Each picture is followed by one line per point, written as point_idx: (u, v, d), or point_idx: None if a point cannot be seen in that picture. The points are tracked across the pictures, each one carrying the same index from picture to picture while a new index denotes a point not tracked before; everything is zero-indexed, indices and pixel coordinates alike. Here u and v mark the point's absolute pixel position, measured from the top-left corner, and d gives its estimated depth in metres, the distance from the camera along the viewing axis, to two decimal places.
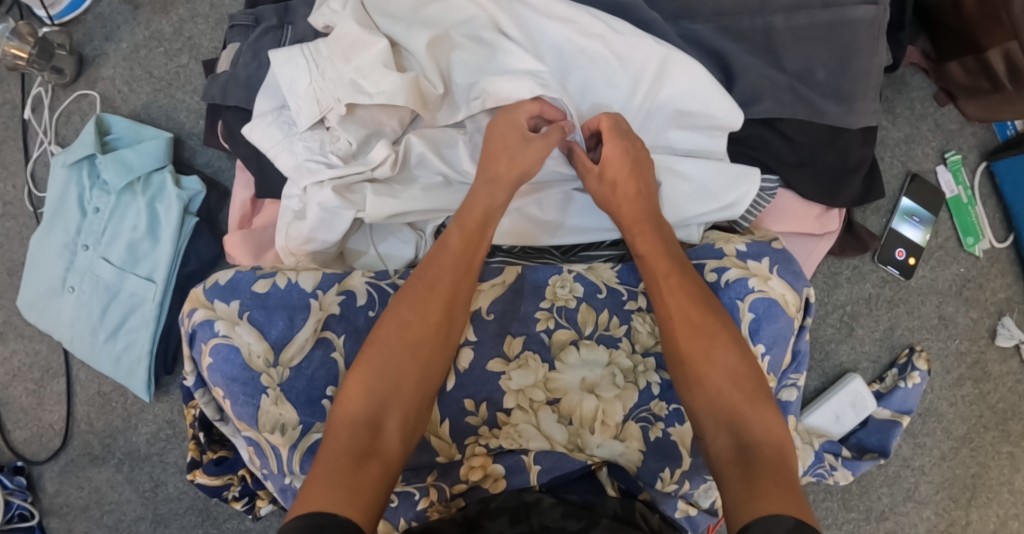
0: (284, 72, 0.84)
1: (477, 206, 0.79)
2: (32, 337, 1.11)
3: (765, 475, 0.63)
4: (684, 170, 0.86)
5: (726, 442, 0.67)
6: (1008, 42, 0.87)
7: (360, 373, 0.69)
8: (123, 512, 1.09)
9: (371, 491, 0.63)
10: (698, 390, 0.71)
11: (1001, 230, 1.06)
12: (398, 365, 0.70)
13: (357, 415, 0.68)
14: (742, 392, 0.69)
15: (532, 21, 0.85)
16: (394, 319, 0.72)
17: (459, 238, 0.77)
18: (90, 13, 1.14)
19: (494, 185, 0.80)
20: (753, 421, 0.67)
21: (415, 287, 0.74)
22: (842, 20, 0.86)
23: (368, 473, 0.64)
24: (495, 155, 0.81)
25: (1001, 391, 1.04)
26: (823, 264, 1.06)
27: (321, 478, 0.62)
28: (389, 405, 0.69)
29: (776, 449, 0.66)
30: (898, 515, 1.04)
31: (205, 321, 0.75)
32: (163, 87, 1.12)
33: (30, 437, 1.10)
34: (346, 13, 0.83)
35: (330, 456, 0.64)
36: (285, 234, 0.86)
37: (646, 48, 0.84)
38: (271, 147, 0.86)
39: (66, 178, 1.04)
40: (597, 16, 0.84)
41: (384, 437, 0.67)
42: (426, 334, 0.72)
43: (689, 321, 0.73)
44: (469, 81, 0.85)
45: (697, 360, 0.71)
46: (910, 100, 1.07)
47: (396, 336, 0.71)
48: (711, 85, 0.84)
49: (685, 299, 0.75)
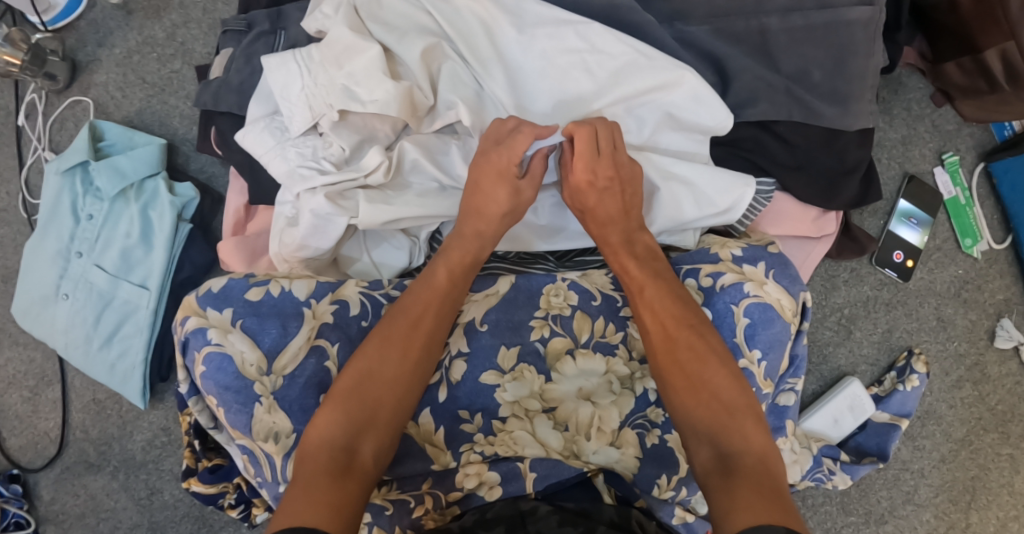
0: (276, 78, 0.83)
1: (461, 247, 0.81)
2: (27, 344, 1.11)
3: (747, 484, 0.62)
4: (680, 173, 0.85)
5: (709, 454, 0.67)
6: (1005, 42, 0.87)
7: (337, 404, 0.69)
8: (118, 520, 1.08)
9: (350, 510, 0.63)
10: (676, 405, 0.71)
11: (1000, 231, 1.05)
12: (377, 394, 0.70)
13: (332, 439, 0.67)
14: (724, 405, 0.69)
15: (518, 36, 0.84)
16: (370, 350, 0.72)
17: (444, 276, 0.78)
18: (83, 19, 1.13)
19: (479, 218, 0.81)
20: (735, 431, 0.67)
21: (396, 321, 0.74)
22: (838, 21, 0.85)
23: (346, 490, 0.64)
24: (470, 207, 0.81)
25: (1001, 392, 1.04)
26: (821, 266, 1.05)
27: (299, 499, 0.62)
28: (365, 430, 0.69)
29: (759, 457, 0.65)
30: (898, 518, 1.04)
31: (198, 329, 0.75)
32: (157, 93, 1.12)
33: (25, 445, 1.10)
34: (339, 18, 0.83)
35: (307, 477, 0.64)
36: (278, 241, 0.86)
37: (637, 56, 0.83)
38: (264, 153, 0.85)
39: (59, 185, 1.04)
40: (588, 23, 0.83)
41: (361, 460, 0.67)
42: (402, 371, 0.72)
43: (665, 333, 0.74)
44: (450, 92, 0.85)
45: (679, 370, 0.71)
46: (907, 101, 1.06)
47: (376, 371, 0.71)
48: (708, 94, 0.83)
49: (663, 315, 0.75)
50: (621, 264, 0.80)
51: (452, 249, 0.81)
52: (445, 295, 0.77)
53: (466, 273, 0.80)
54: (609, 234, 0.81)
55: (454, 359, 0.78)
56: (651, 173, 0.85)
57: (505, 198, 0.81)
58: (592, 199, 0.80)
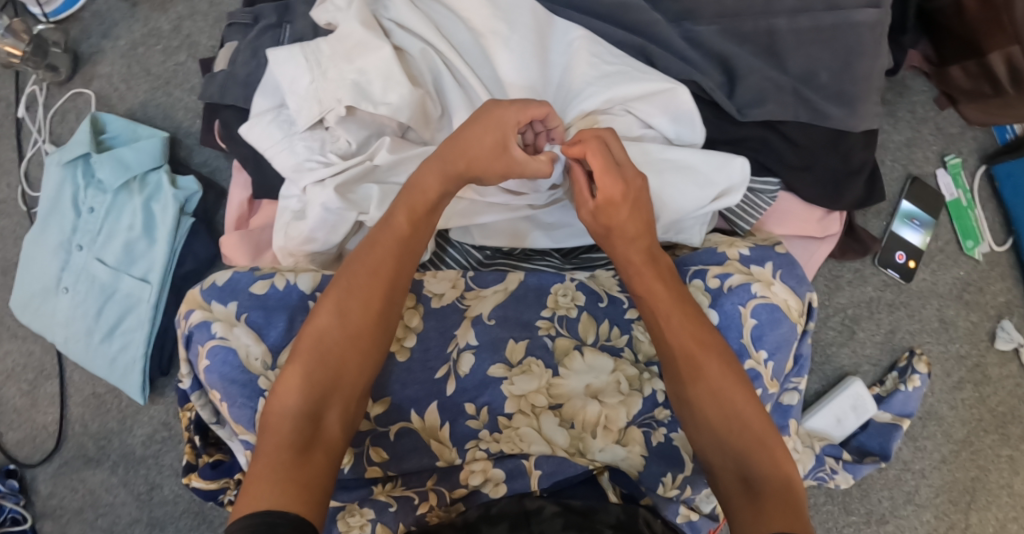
0: (283, 72, 0.82)
1: (424, 189, 0.76)
2: (26, 337, 1.10)
3: (773, 503, 0.63)
4: (675, 160, 0.84)
5: (734, 474, 0.68)
6: (1009, 46, 0.88)
7: (297, 365, 0.69)
8: (117, 516, 1.08)
9: (319, 483, 0.64)
10: (703, 431, 0.70)
11: (1001, 233, 1.06)
12: (340, 356, 0.70)
13: (296, 408, 0.67)
14: (749, 427, 0.69)
15: (521, 41, 0.85)
16: (330, 305, 0.71)
17: (406, 219, 0.76)
18: (86, 10, 1.12)
19: (436, 164, 0.76)
20: (760, 454, 0.67)
21: (358, 275, 0.73)
22: (845, 22, 0.86)
23: (312, 462, 0.64)
24: (452, 142, 0.76)
25: (1001, 394, 1.04)
26: (824, 267, 1.06)
27: (263, 475, 0.62)
28: (329, 397, 0.68)
29: (783, 478, 0.66)
30: (898, 518, 1.04)
31: (202, 322, 0.74)
32: (160, 86, 1.11)
33: (23, 439, 1.09)
34: (351, 12, 0.82)
35: (271, 451, 0.64)
36: (283, 235, 0.86)
37: (630, 72, 0.84)
38: (270, 146, 0.85)
39: (61, 177, 1.03)
40: (588, 35, 0.86)
41: (326, 429, 0.67)
42: (364, 325, 0.71)
43: (689, 358, 0.72)
44: (456, 95, 0.85)
45: (702, 390, 0.71)
46: (911, 103, 1.07)
47: (337, 327, 0.70)
48: (688, 106, 0.84)
49: (682, 333, 0.73)
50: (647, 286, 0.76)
51: (414, 187, 0.77)
52: (403, 244, 0.75)
53: (429, 215, 0.77)
54: (633, 251, 0.77)
55: (463, 351, 0.78)
56: (644, 164, 0.85)
57: (487, 148, 0.74)
58: (620, 220, 0.76)
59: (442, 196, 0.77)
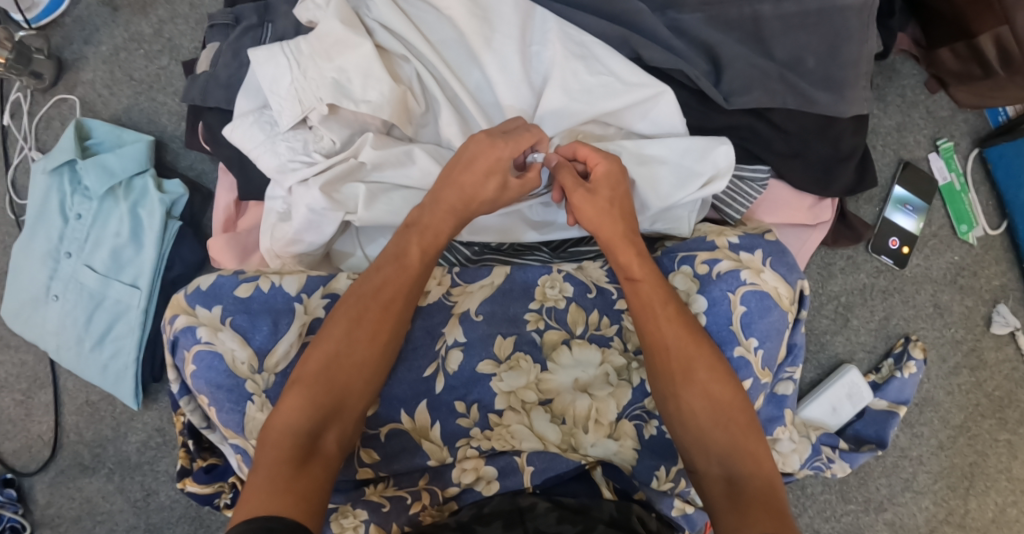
0: (264, 71, 0.81)
1: (435, 226, 0.77)
2: (18, 346, 1.10)
3: (756, 507, 0.63)
4: (656, 154, 0.84)
5: (719, 475, 0.67)
6: (999, 27, 0.86)
7: (303, 386, 0.68)
8: (115, 522, 1.07)
9: (316, 497, 0.63)
10: (689, 425, 0.70)
11: (995, 217, 1.05)
12: (345, 379, 0.69)
13: (296, 425, 0.66)
14: (737, 425, 0.69)
15: (505, 38, 0.84)
16: (336, 332, 0.71)
17: (418, 254, 0.76)
18: (67, 16, 1.11)
19: (437, 206, 0.77)
20: (746, 456, 0.67)
21: (368, 304, 0.72)
22: (831, 7, 0.85)
23: (310, 477, 0.64)
24: (451, 180, 0.77)
25: (998, 378, 1.03)
26: (816, 255, 1.05)
27: (262, 488, 0.61)
28: (330, 418, 0.68)
29: (766, 480, 0.66)
30: (897, 505, 1.04)
31: (187, 327, 0.74)
32: (144, 90, 1.11)
33: (19, 449, 1.09)
34: (330, 9, 0.81)
35: (271, 465, 0.63)
36: (270, 236, 0.86)
37: (610, 79, 0.84)
38: (252, 147, 0.84)
39: (47, 185, 1.02)
40: (566, 27, 0.84)
41: (325, 445, 0.67)
42: (371, 355, 0.71)
43: (679, 353, 0.72)
44: (440, 96, 0.84)
45: (692, 387, 0.71)
46: (901, 87, 1.06)
47: (343, 353, 0.70)
48: (673, 107, 0.84)
49: (672, 329, 0.73)
50: (637, 288, 0.76)
51: (426, 225, 0.77)
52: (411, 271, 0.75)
53: (438, 253, 0.78)
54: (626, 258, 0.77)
55: (451, 349, 0.77)
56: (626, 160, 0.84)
57: (492, 193, 0.77)
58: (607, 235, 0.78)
59: (443, 231, 0.78)
